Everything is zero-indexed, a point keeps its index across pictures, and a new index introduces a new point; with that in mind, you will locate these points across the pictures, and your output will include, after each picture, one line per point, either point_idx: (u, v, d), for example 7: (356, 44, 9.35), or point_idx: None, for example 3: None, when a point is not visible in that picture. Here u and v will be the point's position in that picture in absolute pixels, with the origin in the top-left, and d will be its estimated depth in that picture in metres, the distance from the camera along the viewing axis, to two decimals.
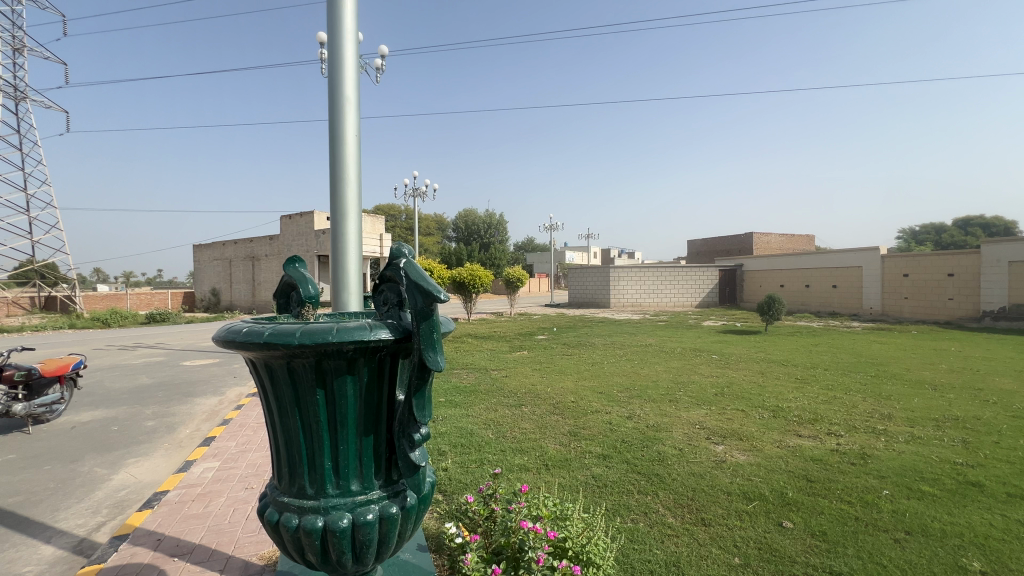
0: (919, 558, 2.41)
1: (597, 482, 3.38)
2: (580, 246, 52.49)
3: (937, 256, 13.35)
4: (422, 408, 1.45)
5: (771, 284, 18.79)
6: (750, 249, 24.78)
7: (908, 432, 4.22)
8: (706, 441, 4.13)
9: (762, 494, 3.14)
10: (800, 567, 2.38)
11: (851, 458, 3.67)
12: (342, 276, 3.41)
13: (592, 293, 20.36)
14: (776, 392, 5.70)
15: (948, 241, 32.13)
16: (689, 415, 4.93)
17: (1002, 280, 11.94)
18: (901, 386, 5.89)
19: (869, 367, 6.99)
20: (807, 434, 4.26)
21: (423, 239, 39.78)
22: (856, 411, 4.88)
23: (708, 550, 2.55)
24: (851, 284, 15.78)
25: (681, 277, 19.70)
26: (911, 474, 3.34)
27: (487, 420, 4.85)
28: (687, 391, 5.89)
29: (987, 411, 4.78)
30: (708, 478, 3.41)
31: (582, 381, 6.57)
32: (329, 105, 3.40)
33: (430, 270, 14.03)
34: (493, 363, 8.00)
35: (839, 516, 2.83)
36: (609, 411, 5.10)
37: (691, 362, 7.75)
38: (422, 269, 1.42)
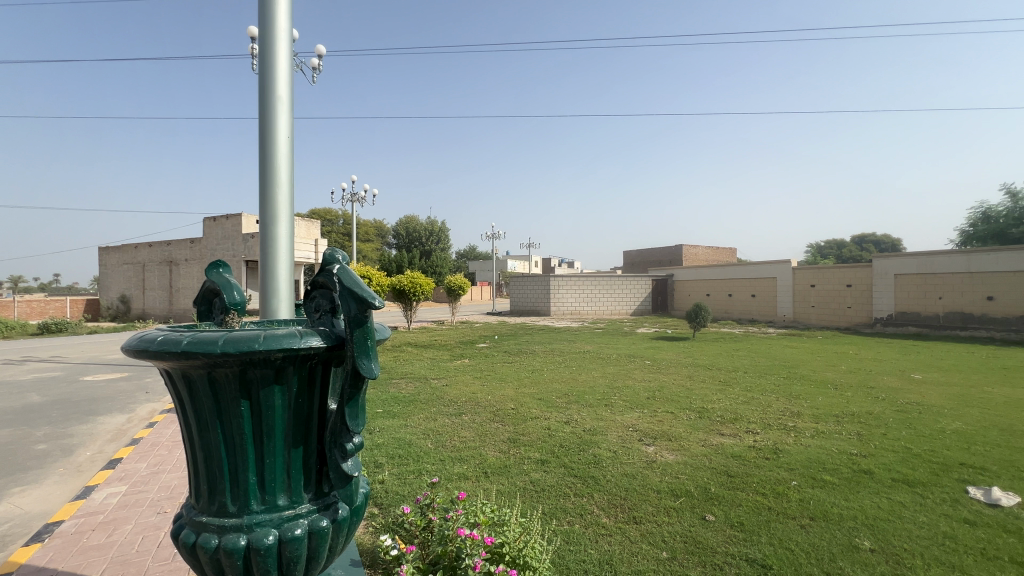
0: (821, 541, 2.66)
1: (534, 487, 3.44)
2: (521, 257, 53.22)
3: (838, 269, 14.90)
4: (355, 417, 1.41)
5: (698, 293, 20.07)
6: (680, 261, 26.38)
7: (814, 428, 4.67)
8: (638, 443, 4.33)
9: (688, 490, 3.34)
10: (721, 556, 2.56)
11: (766, 453, 3.99)
12: (270, 283, 3.25)
13: (533, 301, 20.62)
14: (702, 395, 6.08)
15: (847, 256, 35.99)
16: (623, 418, 5.15)
17: (890, 291, 13.57)
18: (808, 386, 6.50)
19: (781, 370, 7.65)
20: (728, 432, 4.59)
21: (362, 245, 38.52)
22: (770, 410, 5.33)
23: (639, 546, 2.68)
24: (767, 294, 17.20)
25: (617, 286, 20.44)
26: (815, 466, 3.69)
27: (426, 430, 4.77)
28: (621, 395, 6.15)
29: (877, 407, 5.40)
30: (640, 478, 3.58)
31: (522, 388, 6.66)
32: (258, 104, 3.25)
33: (368, 277, 13.61)
34: (433, 372, 7.88)
35: (754, 507, 3.06)
36: (548, 417, 5.21)
37: (626, 368, 8.07)
38: (355, 276, 1.40)
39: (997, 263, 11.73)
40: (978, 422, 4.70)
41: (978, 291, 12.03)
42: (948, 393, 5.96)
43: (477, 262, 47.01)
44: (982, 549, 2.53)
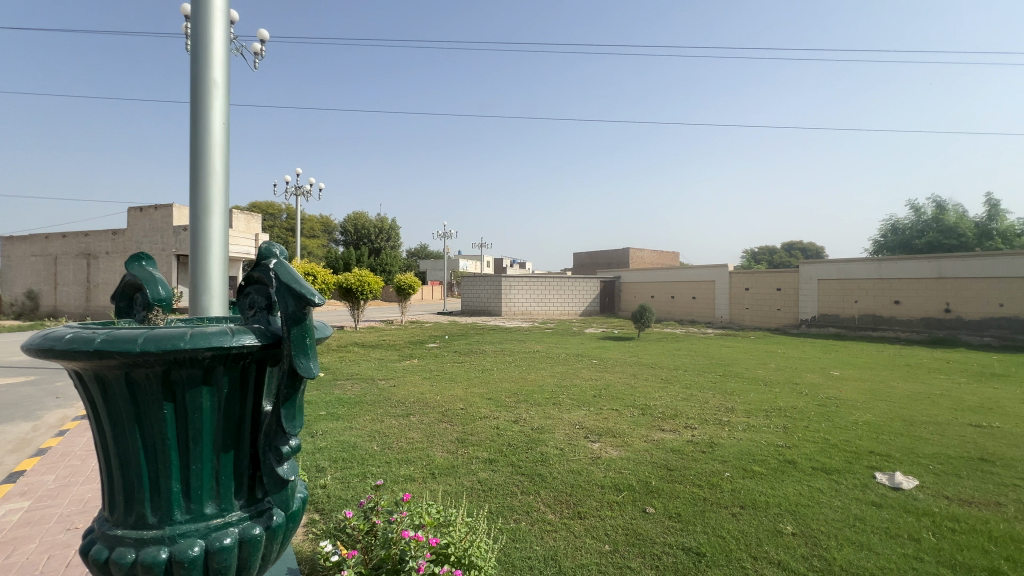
0: (749, 528, 2.84)
1: (482, 486, 3.44)
2: (473, 257, 53.07)
3: (769, 273, 15.96)
4: (292, 418, 1.35)
5: (643, 295, 20.84)
6: (627, 263, 27.29)
7: (745, 422, 4.98)
8: (584, 440, 4.44)
9: (630, 485, 3.46)
10: (660, 546, 2.67)
11: (702, 447, 4.21)
12: (202, 276, 3.05)
13: (484, 302, 20.59)
14: (645, 392, 6.31)
15: (777, 262, 38.73)
16: (570, 416, 5.25)
17: (814, 294, 14.72)
18: (742, 382, 6.92)
19: (717, 368, 8.10)
20: (668, 428, 4.80)
21: (307, 241, 36.96)
22: (707, 406, 5.62)
23: (582, 540, 2.74)
24: (706, 296, 18.14)
25: (567, 287, 20.83)
26: (746, 458, 3.93)
27: (372, 432, 4.65)
28: (569, 394, 6.27)
29: (801, 401, 5.84)
30: (585, 474, 3.67)
31: (472, 388, 6.64)
32: (191, 87, 3.03)
33: (312, 274, 13.05)
34: (380, 373, 7.69)
35: (691, 498, 3.22)
36: (497, 416, 5.22)
37: (574, 367, 8.24)
38: (294, 271, 1.34)
39: (904, 270, 12.98)
40: (886, 414, 5.19)
41: (887, 295, 13.29)
42: (861, 388, 6.54)
43: (428, 261, 46.37)
44: (886, 527, 2.80)
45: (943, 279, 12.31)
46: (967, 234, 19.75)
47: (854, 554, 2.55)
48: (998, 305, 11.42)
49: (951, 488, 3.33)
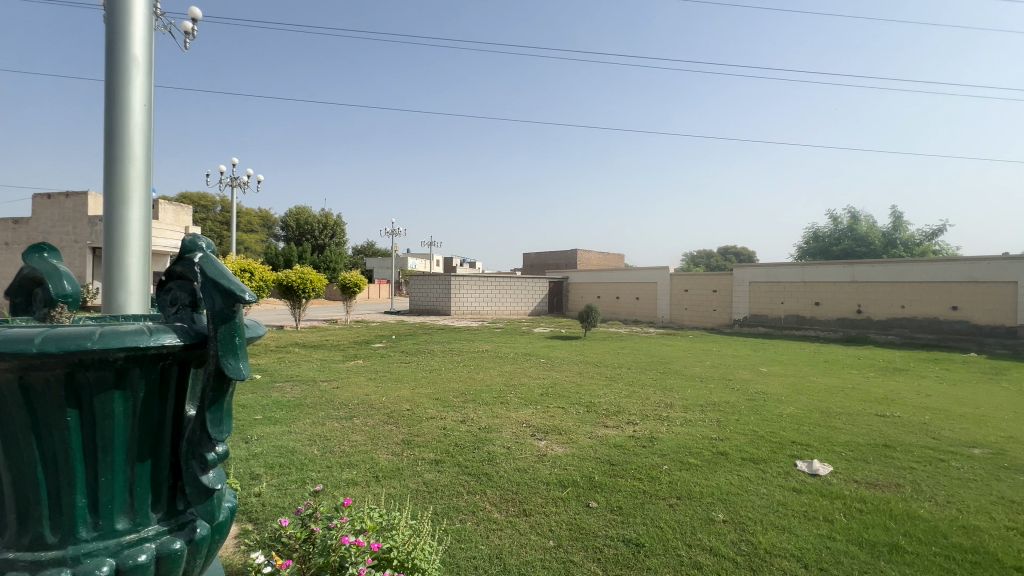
0: (684, 517, 2.98)
1: (427, 488, 3.39)
2: (422, 255, 52.23)
3: (706, 276, 16.88)
4: (218, 423, 1.27)
5: (590, 295, 21.38)
6: (575, 264, 27.89)
7: (683, 416, 5.23)
8: (531, 438, 4.48)
9: (575, 480, 3.54)
10: (602, 539, 2.75)
11: (643, 441, 4.38)
12: (117, 270, 2.79)
13: (433, 301, 20.27)
14: (590, 390, 6.47)
15: (714, 265, 41.07)
16: (518, 414, 5.29)
17: (746, 296, 15.75)
18: (680, 379, 7.27)
19: (658, 365, 8.45)
20: (611, 424, 4.95)
21: (244, 236, 34.83)
22: (648, 402, 5.85)
23: (527, 537, 2.77)
24: (649, 297, 18.88)
25: (516, 287, 20.98)
26: (682, 451, 4.13)
27: (312, 436, 4.45)
28: (517, 393, 6.31)
29: (733, 396, 6.21)
30: (531, 471, 3.71)
31: (418, 388, 6.53)
32: (105, 62, 2.76)
33: (249, 271, 12.27)
34: (322, 374, 7.38)
35: (632, 491, 3.34)
36: (444, 416, 5.16)
37: (522, 367, 8.30)
38: (222, 266, 1.26)
39: (824, 274, 14.13)
40: (806, 407, 5.64)
41: (809, 297, 14.43)
42: (786, 383, 7.06)
43: (375, 259, 45.13)
44: (804, 510, 3.04)
45: (857, 282, 13.50)
46: (876, 242, 21.84)
47: (777, 536, 2.75)
48: (900, 306, 12.70)
49: (860, 472, 3.66)
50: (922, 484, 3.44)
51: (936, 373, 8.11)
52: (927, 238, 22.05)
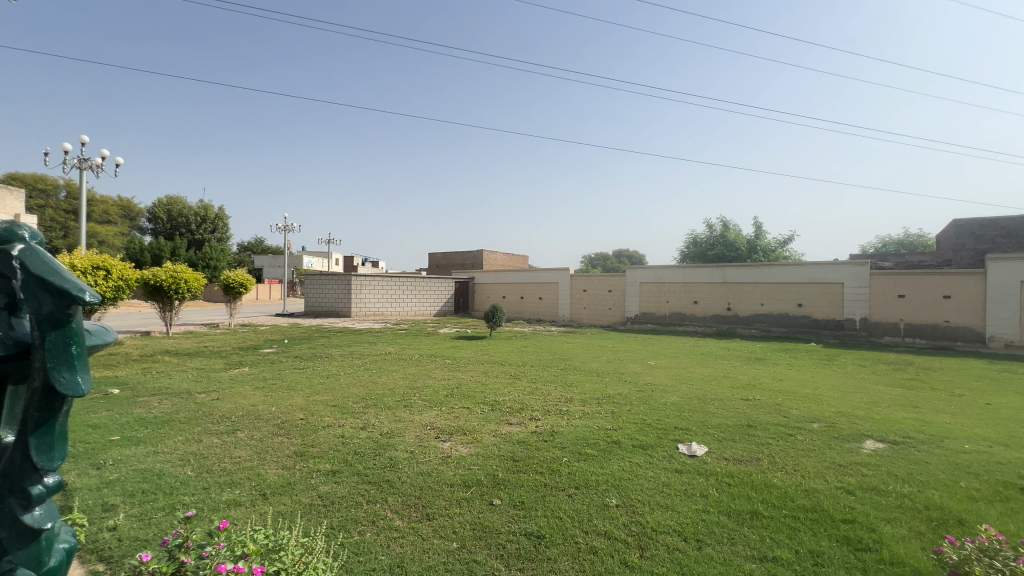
0: (582, 506, 3.14)
1: (323, 501, 3.17)
2: (319, 254, 48.99)
3: (603, 276, 18.00)
4: (47, 449, 1.07)
5: (495, 295, 21.67)
6: (481, 265, 28.09)
7: (581, 410, 5.52)
8: (435, 440, 4.41)
9: (478, 479, 3.55)
10: (505, 535, 2.78)
11: (544, 436, 4.53)
12: None
13: (332, 302, 18.99)
14: (495, 389, 6.55)
15: (610, 266, 44.02)
16: (422, 417, 5.17)
17: (636, 296, 17.12)
18: (580, 374, 7.66)
19: (560, 362, 8.81)
20: (515, 421, 5.06)
21: (97, 227, 29.77)
22: (550, 397, 6.08)
23: (430, 542, 2.72)
24: (551, 296, 19.64)
25: (421, 287, 20.56)
26: (581, 443, 4.35)
27: (185, 455, 3.93)
28: (421, 395, 6.18)
29: (626, 388, 6.69)
30: (434, 474, 3.64)
31: (314, 395, 6.09)
32: None
33: (103, 267, 10.43)
34: (199, 385, 6.56)
35: (534, 486, 3.43)
36: (342, 424, 4.87)
37: (427, 368, 8.14)
38: (50, 260, 1.06)
39: (700, 275, 15.80)
40: (686, 395, 6.26)
41: (689, 297, 16.06)
42: (670, 374, 7.77)
43: (265, 257, 41.35)
44: (685, 489, 3.36)
45: (726, 283, 15.30)
46: (742, 248, 24.99)
47: (662, 515, 3.00)
48: (760, 304, 14.66)
49: (729, 450, 4.15)
50: (776, 456, 4.00)
51: (786, 360, 9.50)
52: (780, 246, 25.74)
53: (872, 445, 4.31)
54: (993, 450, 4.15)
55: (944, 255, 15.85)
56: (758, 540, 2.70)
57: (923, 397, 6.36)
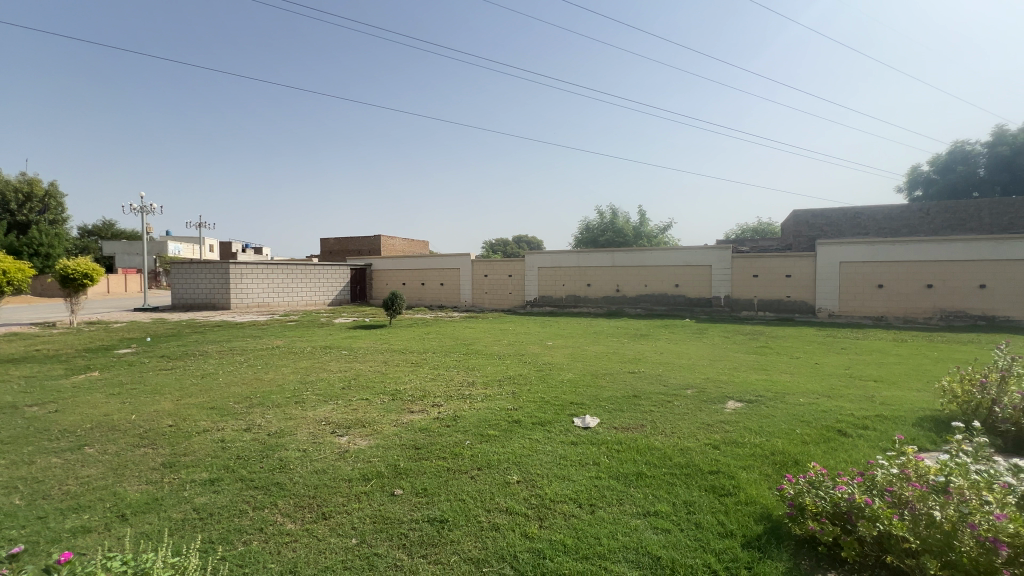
0: (484, 486, 3.20)
1: (199, 514, 2.85)
2: (188, 241, 43.28)
3: (503, 262, 18.33)
4: None
5: (395, 282, 20.99)
6: (378, 251, 26.96)
7: (483, 393, 5.61)
8: (330, 435, 4.18)
9: (379, 471, 3.44)
10: (407, 524, 2.74)
11: (447, 421, 4.52)
12: None
13: (207, 293, 16.84)
14: (395, 378, 6.37)
15: (511, 252, 45.11)
16: (315, 413, 4.86)
17: (535, 280, 17.76)
18: (482, 358, 7.77)
19: (462, 348, 8.84)
20: (417, 409, 4.98)
21: None
22: (451, 383, 6.09)
23: (327, 541, 2.58)
24: (452, 282, 19.52)
25: (313, 275, 19.11)
26: (483, 425, 4.42)
27: (12, 483, 3.25)
28: (314, 389, 5.81)
29: (526, 369, 6.94)
30: (331, 471, 3.46)
31: (187, 398, 5.40)
32: None
33: None
34: (29, 397, 5.43)
35: (436, 472, 3.41)
36: (221, 427, 4.40)
37: (321, 361, 7.65)
38: None
39: (593, 259, 16.80)
40: (580, 371, 6.68)
41: (583, 280, 17.02)
42: (567, 353, 8.19)
43: (116, 243, 35.38)
44: (580, 459, 3.59)
45: (615, 266, 16.47)
46: (629, 234, 27.07)
47: (559, 485, 3.18)
48: (644, 285, 16.04)
49: (618, 420, 4.51)
50: (658, 422, 4.44)
51: (666, 335, 10.56)
52: (661, 232, 28.32)
53: (732, 405, 4.98)
54: (819, 401, 5.04)
55: (786, 239, 18.67)
56: (642, 498, 2.99)
57: (769, 361, 7.50)
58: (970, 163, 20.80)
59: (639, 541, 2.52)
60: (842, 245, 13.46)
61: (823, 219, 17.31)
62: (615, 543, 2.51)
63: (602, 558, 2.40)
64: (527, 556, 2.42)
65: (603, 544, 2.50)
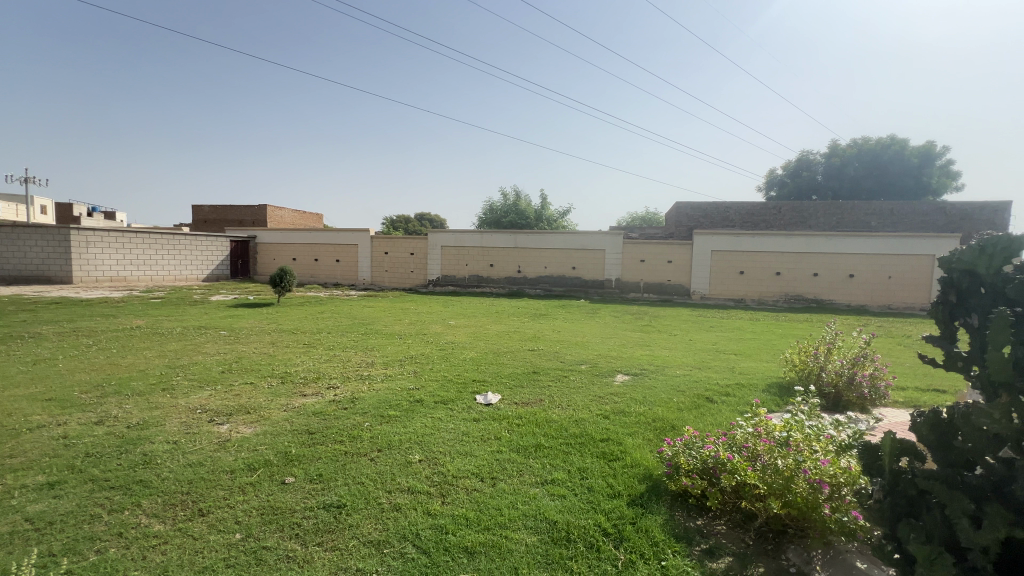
0: (384, 467, 3.11)
1: (35, 525, 2.40)
2: (8, 200, 35.34)
3: (405, 239, 17.75)
4: None
5: (283, 258, 19.28)
6: (263, 222, 24.48)
7: (383, 373, 5.45)
8: (207, 425, 3.76)
9: (267, 460, 3.18)
10: (300, 513, 2.58)
11: (344, 404, 4.32)
12: None
13: (38, 264, 13.90)
14: (285, 360, 5.90)
15: (412, 229, 43.83)
16: (188, 400, 4.33)
17: (438, 259, 17.52)
18: (381, 338, 7.51)
19: (360, 327, 8.45)
20: (310, 392, 4.67)
21: None
22: (348, 364, 5.81)
23: (205, 540, 2.34)
24: (349, 259, 18.45)
25: (182, 246, 16.76)
26: (383, 406, 4.28)
27: None
28: (187, 374, 5.17)
29: (428, 348, 6.85)
30: (209, 463, 3.12)
31: (12, 390, 4.47)
32: None
33: None
34: None
35: (333, 456, 3.25)
36: (64, 422, 3.72)
37: (195, 343, 6.80)
38: None
39: (497, 241, 16.98)
40: (483, 350, 6.78)
41: (486, 260, 17.15)
42: (469, 332, 8.23)
43: None
44: (482, 435, 3.66)
45: (518, 248, 16.82)
46: (530, 217, 27.76)
47: (461, 461, 3.22)
48: (544, 267, 16.63)
49: (518, 396, 4.67)
50: (555, 396, 4.69)
51: (564, 315, 11.12)
52: (561, 216, 29.47)
53: (621, 377, 5.45)
54: (692, 372, 5.71)
55: (669, 228, 20.55)
56: (540, 468, 3.14)
57: (652, 338, 8.29)
58: (812, 169, 24.55)
59: (537, 508, 2.66)
60: (714, 235, 15.15)
61: (700, 211, 19.31)
62: (515, 512, 2.62)
63: (503, 527, 2.49)
64: (429, 533, 2.43)
65: (504, 514, 2.60)
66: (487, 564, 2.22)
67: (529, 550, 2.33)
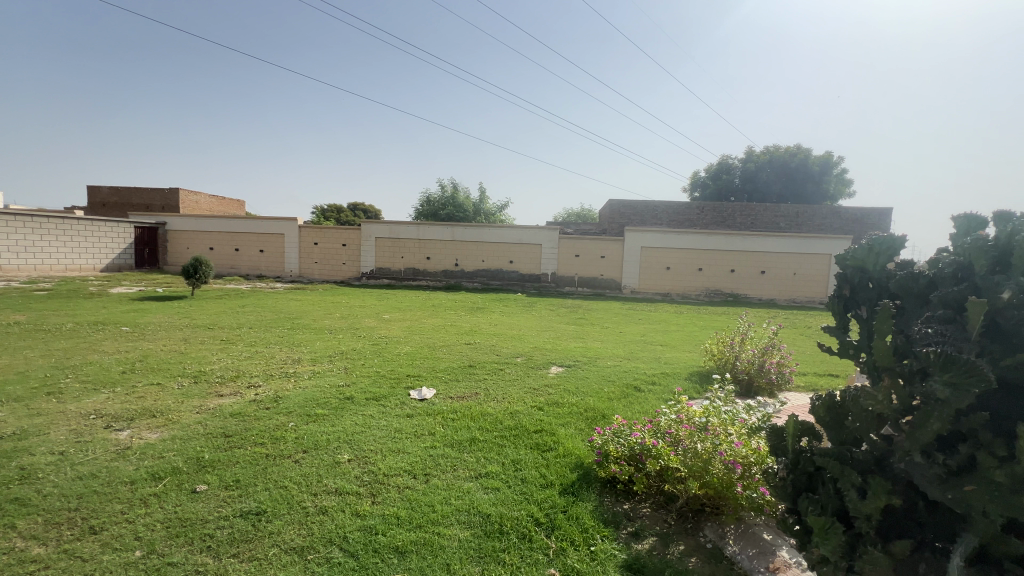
0: (309, 469, 2.95)
1: None
2: None
3: (336, 230, 16.95)
4: None
5: (198, 247, 17.70)
6: (174, 207, 22.29)
7: (311, 369, 5.17)
8: (103, 431, 3.36)
9: (175, 467, 2.90)
10: (212, 523, 2.38)
11: (266, 404, 4.04)
12: None
13: None
14: (199, 358, 5.42)
15: (345, 219, 41.99)
16: (79, 405, 3.84)
17: (372, 251, 16.91)
18: (309, 333, 7.12)
19: (286, 322, 7.96)
20: (227, 392, 4.33)
21: None
22: (272, 360, 5.45)
23: (97, 561, 2.09)
24: (274, 250, 17.31)
25: (74, 232, 14.84)
26: (309, 404, 4.06)
27: None
28: (79, 375, 4.59)
29: (360, 343, 6.59)
30: (105, 474, 2.79)
31: None
32: None
33: None
34: None
35: (252, 460, 3.02)
36: None
37: (90, 340, 6.06)
38: None
39: (434, 233, 16.67)
40: (418, 344, 6.64)
41: (422, 253, 16.80)
42: (404, 326, 8.02)
43: None
44: (416, 431, 3.57)
45: (455, 240, 16.63)
46: (468, 210, 27.56)
47: (394, 459, 3.13)
48: (481, 261, 16.59)
49: (453, 390, 4.62)
50: (490, 389, 4.69)
51: (501, 308, 11.17)
52: (499, 210, 29.55)
53: (555, 369, 5.57)
54: (622, 363, 5.96)
55: (602, 225, 21.27)
56: (475, 462, 3.13)
57: (585, 331, 8.54)
58: (729, 172, 26.32)
59: (471, 503, 2.64)
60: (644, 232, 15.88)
61: (631, 209, 20.16)
62: (448, 508, 2.58)
63: (435, 524, 2.45)
64: (357, 535, 2.33)
65: (437, 511, 2.55)
66: (419, 563, 2.17)
67: (461, 545, 2.31)
